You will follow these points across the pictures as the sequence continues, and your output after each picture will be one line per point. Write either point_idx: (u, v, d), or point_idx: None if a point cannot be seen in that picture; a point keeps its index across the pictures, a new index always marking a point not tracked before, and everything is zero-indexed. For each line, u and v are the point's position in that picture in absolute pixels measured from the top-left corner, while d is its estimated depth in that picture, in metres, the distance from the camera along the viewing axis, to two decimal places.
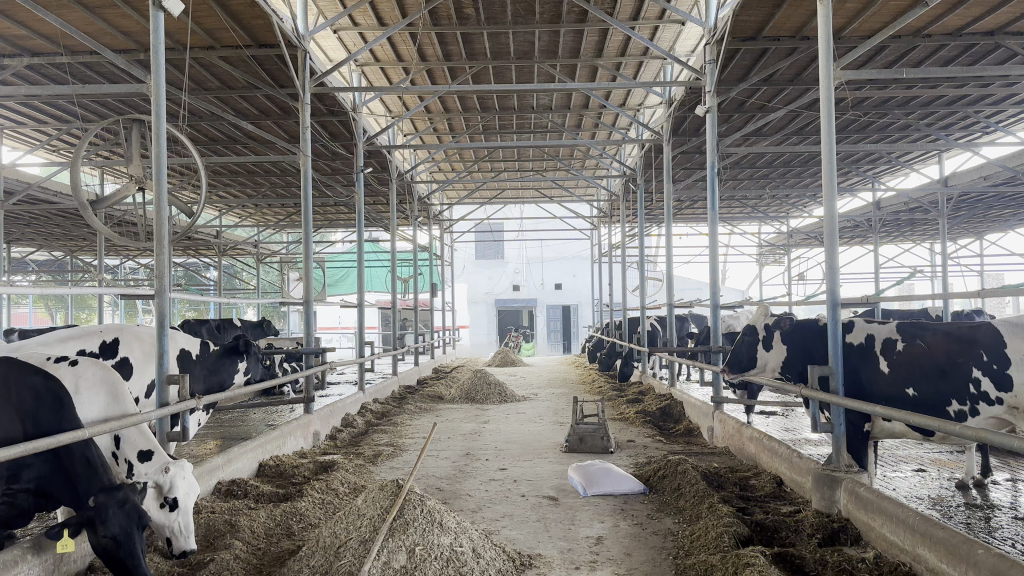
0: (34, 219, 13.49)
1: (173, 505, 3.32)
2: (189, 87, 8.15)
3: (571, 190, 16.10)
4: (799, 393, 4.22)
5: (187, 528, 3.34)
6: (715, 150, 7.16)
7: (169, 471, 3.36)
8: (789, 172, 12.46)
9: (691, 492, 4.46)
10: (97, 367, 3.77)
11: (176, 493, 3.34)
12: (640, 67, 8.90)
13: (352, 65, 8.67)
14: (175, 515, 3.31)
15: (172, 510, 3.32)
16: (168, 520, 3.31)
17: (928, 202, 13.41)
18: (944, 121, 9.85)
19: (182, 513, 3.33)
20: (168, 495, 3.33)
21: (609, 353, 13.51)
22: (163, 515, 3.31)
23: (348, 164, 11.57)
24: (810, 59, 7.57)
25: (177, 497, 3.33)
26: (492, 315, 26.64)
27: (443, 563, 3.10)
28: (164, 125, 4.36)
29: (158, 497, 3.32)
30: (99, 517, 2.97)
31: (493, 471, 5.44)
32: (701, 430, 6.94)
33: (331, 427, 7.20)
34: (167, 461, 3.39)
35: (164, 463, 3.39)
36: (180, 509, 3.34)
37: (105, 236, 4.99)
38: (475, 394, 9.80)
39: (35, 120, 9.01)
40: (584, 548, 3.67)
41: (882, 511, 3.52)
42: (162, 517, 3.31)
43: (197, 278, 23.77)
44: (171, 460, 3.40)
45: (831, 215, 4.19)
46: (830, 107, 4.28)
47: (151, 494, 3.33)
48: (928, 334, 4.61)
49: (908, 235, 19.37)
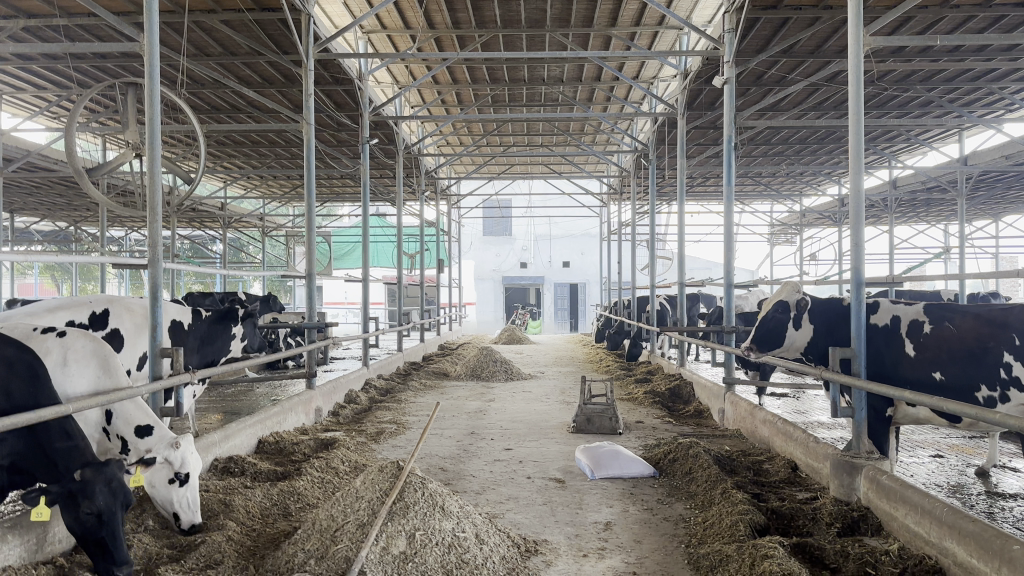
0: (36, 188, 13.35)
1: (184, 480, 3.37)
2: (189, 52, 7.92)
3: (581, 166, 15.84)
4: (819, 375, 4.02)
5: (193, 504, 3.38)
6: (732, 124, 6.92)
7: (180, 447, 3.40)
8: (805, 148, 12.17)
9: (703, 476, 4.30)
10: (87, 340, 3.62)
11: (187, 469, 3.40)
12: (656, 38, 8.60)
13: (358, 32, 8.45)
14: (184, 491, 3.35)
15: (181, 486, 3.36)
16: (176, 495, 3.34)
17: (947, 181, 13.10)
18: (968, 96, 9.55)
19: (191, 489, 3.37)
20: (178, 470, 3.38)
21: (618, 332, 13.34)
22: (173, 490, 3.35)
23: (354, 135, 11.35)
24: (832, 30, 7.29)
25: (188, 472, 3.39)
26: (499, 291, 26.51)
27: (445, 549, 2.95)
28: (158, 87, 4.16)
29: (168, 473, 3.36)
30: (84, 492, 2.87)
31: (499, 451, 5.29)
32: (711, 411, 6.78)
33: (333, 403, 7.07)
34: (178, 436, 3.42)
35: (173, 439, 3.41)
36: (188, 486, 3.38)
37: (104, 207, 4.71)
38: (481, 371, 9.66)
39: (35, 86, 8.84)
40: (591, 535, 3.52)
41: (904, 500, 3.35)
42: (170, 493, 3.34)
43: (204, 251, 23.74)
44: (181, 436, 3.43)
45: (857, 190, 3.96)
46: (858, 77, 4.04)
47: (162, 470, 3.36)
48: (957, 317, 4.40)
49: (923, 216, 19.09)
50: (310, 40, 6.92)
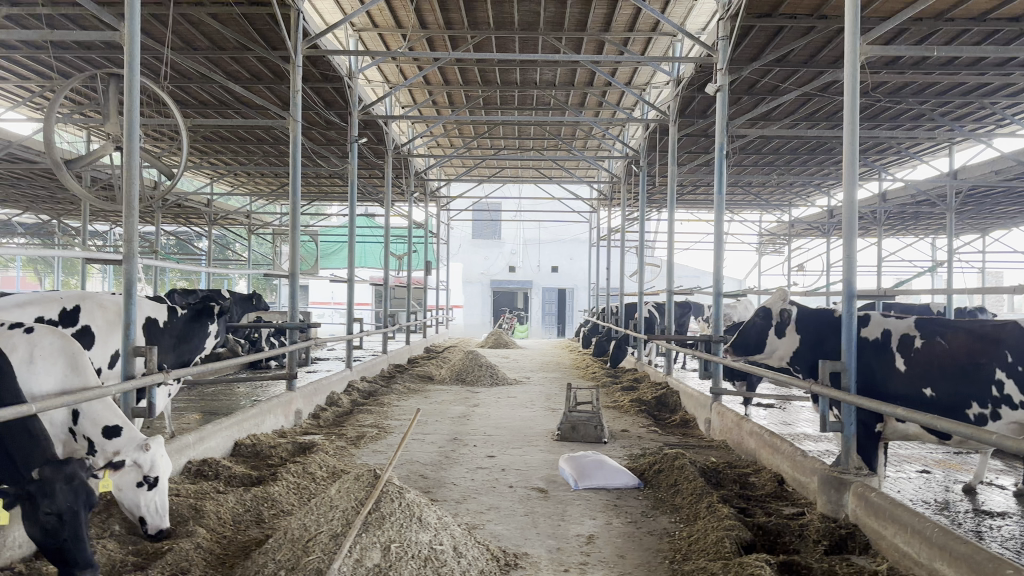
0: (18, 180, 13.12)
1: (152, 483, 3.23)
2: (176, 45, 7.78)
3: (572, 171, 15.77)
4: (809, 389, 3.93)
5: (161, 509, 3.25)
6: (724, 131, 6.83)
7: (150, 449, 3.26)
8: (797, 158, 12.15)
9: (688, 489, 4.21)
10: (54, 337, 3.47)
11: (156, 472, 3.25)
12: (650, 43, 8.53)
13: (349, 29, 8.34)
14: (153, 494, 3.22)
15: (150, 489, 3.23)
16: (144, 499, 3.21)
17: (937, 194, 13.11)
18: (960, 110, 9.54)
19: (159, 493, 3.24)
20: (147, 474, 3.23)
21: (605, 339, 13.26)
22: (141, 493, 3.21)
23: (342, 134, 11.23)
24: (827, 40, 7.25)
25: (158, 475, 3.25)
26: (487, 295, 26.42)
27: (421, 563, 2.84)
28: (137, 79, 4.05)
29: (138, 476, 3.22)
30: (43, 491, 2.72)
31: (481, 458, 5.19)
32: (698, 421, 6.71)
33: (314, 405, 6.94)
34: (148, 438, 3.28)
35: (143, 441, 3.28)
36: (158, 489, 3.25)
37: (84, 201, 4.53)
38: (466, 375, 9.54)
39: (17, 75, 8.67)
40: (573, 548, 3.41)
41: (895, 519, 3.28)
42: (139, 496, 3.21)
43: (189, 248, 23.49)
44: (151, 438, 3.30)
45: (852, 202, 3.90)
46: (854, 87, 3.98)
47: (130, 472, 3.22)
48: (948, 331, 4.35)
49: (911, 229, 19.15)
50: (299, 35, 6.80)
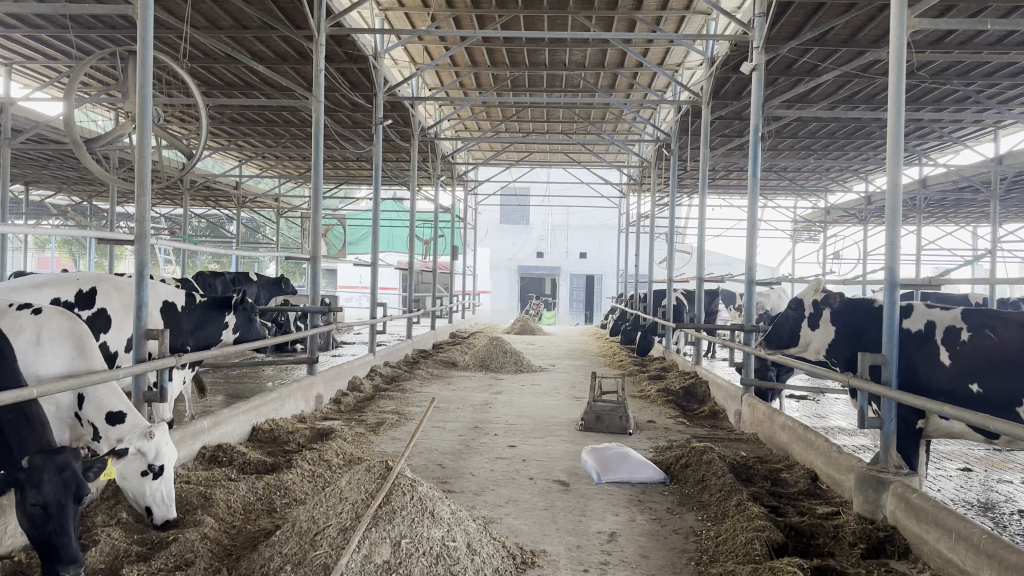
0: (50, 161, 13.25)
1: (158, 472, 3.14)
2: (200, 24, 7.70)
3: (602, 155, 15.51)
4: (846, 383, 3.71)
5: (168, 498, 3.14)
6: (760, 113, 6.53)
7: (154, 437, 3.17)
8: (834, 142, 11.78)
9: (716, 485, 4.03)
10: (63, 318, 3.39)
11: (161, 461, 3.16)
12: (682, 22, 8.28)
13: (374, 8, 8.21)
14: (159, 484, 3.12)
15: (155, 478, 3.13)
16: (149, 488, 3.11)
17: (981, 181, 12.63)
18: (1007, 93, 9.13)
19: (165, 482, 3.14)
20: (152, 462, 3.14)
21: (633, 326, 13.06)
22: (146, 482, 3.12)
23: (369, 116, 11.13)
24: (869, 18, 6.95)
25: (163, 463, 3.16)
26: (514, 280, 26.34)
27: (432, 560, 2.72)
28: (150, 54, 3.93)
29: (142, 464, 3.13)
30: (31, 481, 2.64)
31: (502, 448, 5.05)
32: (727, 413, 6.49)
33: (336, 390, 6.86)
34: (152, 426, 3.19)
35: (148, 429, 3.19)
36: (163, 478, 3.15)
37: (104, 181, 4.36)
38: (490, 362, 9.42)
39: (44, 56, 8.68)
40: (594, 547, 3.26)
41: (938, 523, 3.06)
42: (143, 485, 3.11)
43: (219, 230, 23.69)
44: (156, 425, 3.21)
45: (895, 185, 3.65)
46: (901, 65, 3.73)
47: (134, 460, 3.13)
48: (999, 325, 4.09)
49: (952, 217, 18.58)
50: (322, 14, 6.67)
